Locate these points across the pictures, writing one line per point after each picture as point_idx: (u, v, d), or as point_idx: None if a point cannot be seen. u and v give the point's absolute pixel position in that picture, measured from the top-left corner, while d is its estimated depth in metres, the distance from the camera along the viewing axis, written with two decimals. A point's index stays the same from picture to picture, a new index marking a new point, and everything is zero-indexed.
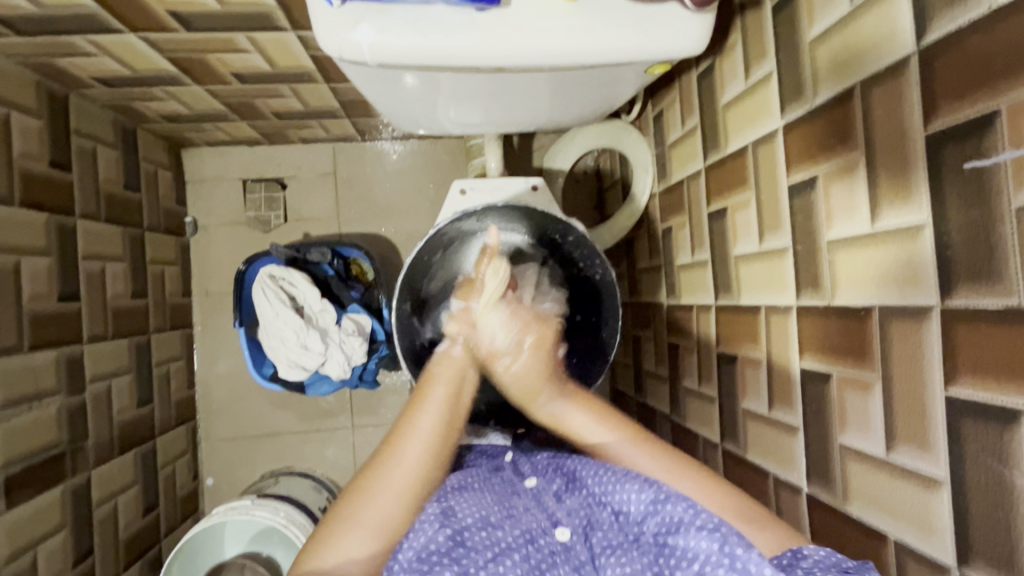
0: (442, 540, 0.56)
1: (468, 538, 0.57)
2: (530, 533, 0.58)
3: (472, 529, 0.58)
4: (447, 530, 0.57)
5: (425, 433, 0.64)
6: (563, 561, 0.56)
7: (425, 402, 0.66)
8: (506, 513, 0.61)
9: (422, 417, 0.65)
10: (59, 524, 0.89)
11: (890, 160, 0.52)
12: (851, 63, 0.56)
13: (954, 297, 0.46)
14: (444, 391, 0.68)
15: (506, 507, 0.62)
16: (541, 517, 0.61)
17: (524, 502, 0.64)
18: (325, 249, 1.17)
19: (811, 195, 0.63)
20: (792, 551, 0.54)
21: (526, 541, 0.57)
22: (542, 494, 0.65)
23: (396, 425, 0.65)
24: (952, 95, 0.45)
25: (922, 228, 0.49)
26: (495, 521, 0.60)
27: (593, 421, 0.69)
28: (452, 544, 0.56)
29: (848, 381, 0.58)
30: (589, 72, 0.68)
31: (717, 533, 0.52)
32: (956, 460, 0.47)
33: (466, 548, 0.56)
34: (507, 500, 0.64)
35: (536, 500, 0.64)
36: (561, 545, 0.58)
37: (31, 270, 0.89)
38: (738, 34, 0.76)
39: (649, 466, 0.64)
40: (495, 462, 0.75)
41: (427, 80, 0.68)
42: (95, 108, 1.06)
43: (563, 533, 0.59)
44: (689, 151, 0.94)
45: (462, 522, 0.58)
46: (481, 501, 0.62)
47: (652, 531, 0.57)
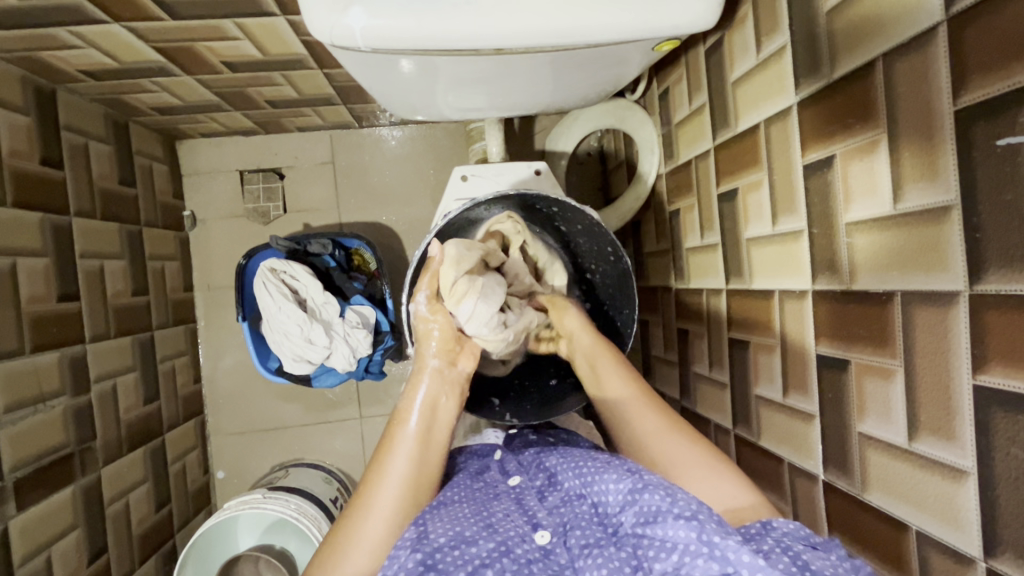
0: (413, 565, 0.54)
1: (440, 560, 0.55)
2: (506, 544, 0.57)
3: (444, 549, 0.56)
4: (418, 554, 0.55)
5: (407, 449, 0.66)
6: (541, 568, 0.55)
7: (397, 441, 0.66)
8: (484, 524, 0.60)
9: (405, 430, 0.67)
10: (71, 523, 0.89)
11: (916, 136, 0.49)
12: (872, 34, 0.53)
13: (984, 282, 0.44)
14: (415, 429, 0.66)
15: (483, 516, 0.62)
16: (521, 521, 0.62)
17: (505, 507, 0.65)
18: (325, 241, 1.14)
19: (828, 175, 0.60)
20: (762, 523, 0.54)
21: (501, 553, 0.56)
22: (525, 494, 0.67)
23: (370, 470, 0.66)
24: (984, 68, 0.42)
25: (949, 209, 0.46)
26: (469, 536, 0.58)
27: (608, 358, 0.75)
28: (422, 570, 0.53)
29: (868, 369, 0.56)
30: (594, 51, 0.65)
31: (694, 521, 0.50)
32: (983, 451, 0.45)
33: (438, 570, 0.54)
34: (487, 506, 0.65)
35: (518, 503, 0.66)
36: (540, 549, 0.58)
37: (28, 271, 0.87)
38: (748, 5, 0.72)
39: (648, 422, 0.68)
40: (483, 462, 0.77)
41: (425, 65, 0.65)
42: (84, 102, 1.03)
43: (542, 537, 0.59)
44: (697, 131, 0.91)
45: (435, 543, 0.57)
46: (457, 515, 0.62)
47: (630, 522, 0.55)
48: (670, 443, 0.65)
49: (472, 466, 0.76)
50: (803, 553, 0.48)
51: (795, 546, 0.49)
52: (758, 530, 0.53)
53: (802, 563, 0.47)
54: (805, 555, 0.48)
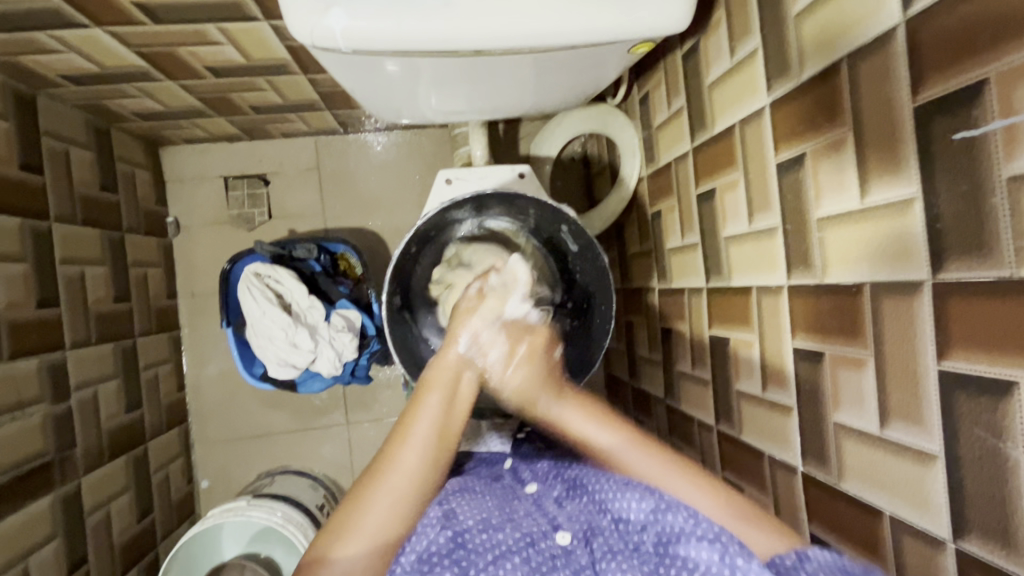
0: (442, 542, 0.58)
1: (469, 540, 0.58)
2: (531, 535, 0.59)
3: (472, 531, 0.59)
4: (448, 531, 0.59)
5: (423, 435, 0.59)
6: (564, 564, 0.57)
7: (422, 406, 0.61)
8: (507, 516, 0.62)
9: (423, 415, 0.60)
10: (49, 533, 0.88)
11: (879, 131, 0.51)
12: (837, 36, 0.55)
13: (945, 271, 0.45)
14: (440, 399, 0.61)
15: (506, 510, 0.64)
16: (542, 520, 0.63)
17: (525, 507, 0.65)
18: (311, 245, 1.15)
19: (800, 173, 0.62)
20: (796, 554, 0.53)
21: (527, 543, 0.58)
22: (542, 500, 0.67)
23: (394, 433, 0.60)
24: (939, 66, 0.44)
25: (912, 202, 0.48)
26: (495, 523, 0.61)
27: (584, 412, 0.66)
28: (453, 546, 0.57)
29: (841, 359, 0.58)
30: (572, 54, 0.66)
31: (717, 543, 0.54)
32: (949, 434, 0.46)
33: (467, 550, 0.57)
34: (508, 504, 0.65)
35: (537, 506, 0.66)
36: (562, 549, 0.59)
37: (7, 277, 0.86)
38: (722, 10, 0.75)
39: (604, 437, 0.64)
40: (496, 470, 0.75)
41: (407, 67, 0.66)
42: (65, 107, 1.03)
43: (563, 537, 0.60)
44: (676, 133, 0.93)
45: (463, 524, 0.60)
46: (482, 504, 0.64)
47: (652, 541, 0.58)
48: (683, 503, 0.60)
49: (483, 472, 0.75)
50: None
51: None
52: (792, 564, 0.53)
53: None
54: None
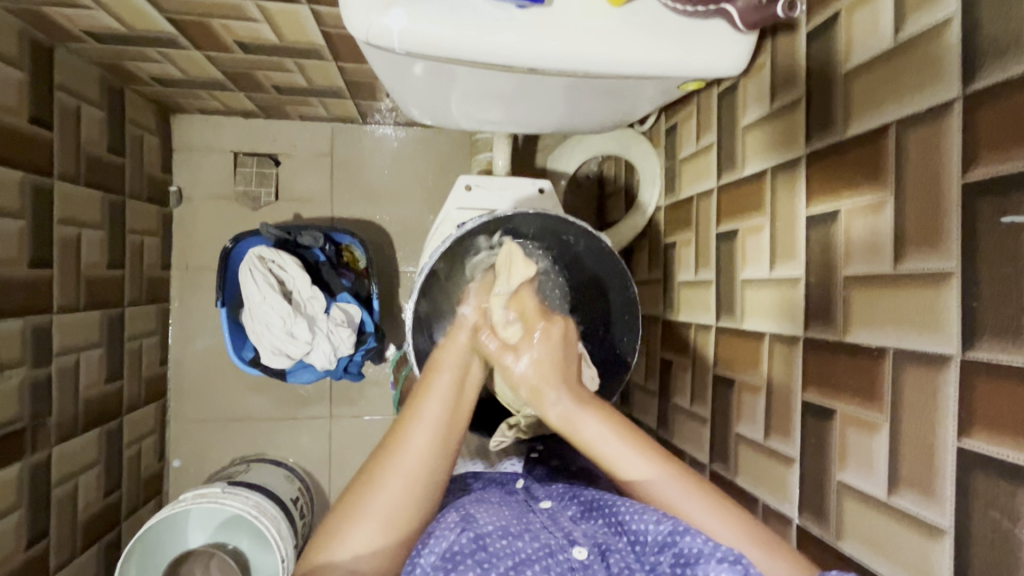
0: (464, 543, 0.52)
1: (490, 544, 0.52)
2: (549, 547, 0.53)
3: (493, 535, 0.53)
4: (469, 533, 0.53)
5: (431, 422, 0.59)
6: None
7: (428, 394, 0.60)
8: (525, 527, 0.56)
9: (429, 404, 0.60)
10: (13, 503, 0.84)
11: (921, 202, 0.51)
12: (886, 103, 0.56)
13: (976, 349, 0.46)
14: (450, 380, 0.61)
15: (523, 521, 0.58)
16: (559, 534, 0.56)
17: (541, 520, 0.59)
18: (317, 234, 1.11)
19: (831, 228, 0.62)
20: (834, 575, 0.45)
21: (547, 556, 0.52)
22: (559, 514, 0.62)
23: (403, 413, 0.60)
24: (994, 148, 0.45)
25: (949, 277, 0.48)
26: (514, 531, 0.55)
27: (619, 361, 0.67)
28: (475, 547, 0.51)
29: (853, 420, 0.58)
30: (619, 82, 0.66)
31: (739, 565, 0.47)
32: (961, 512, 0.47)
33: (489, 553, 0.51)
34: (524, 515, 0.60)
35: (552, 520, 0.60)
36: (580, 564, 0.52)
37: (2, 232, 0.82)
38: (767, 55, 0.75)
39: (629, 463, 0.58)
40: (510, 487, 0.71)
41: (448, 72, 0.65)
42: (82, 63, 0.99)
43: (580, 551, 0.53)
44: (701, 168, 0.93)
45: (483, 528, 0.54)
46: (499, 513, 0.58)
47: (668, 563, 0.51)
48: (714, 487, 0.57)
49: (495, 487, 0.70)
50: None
51: None
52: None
53: None
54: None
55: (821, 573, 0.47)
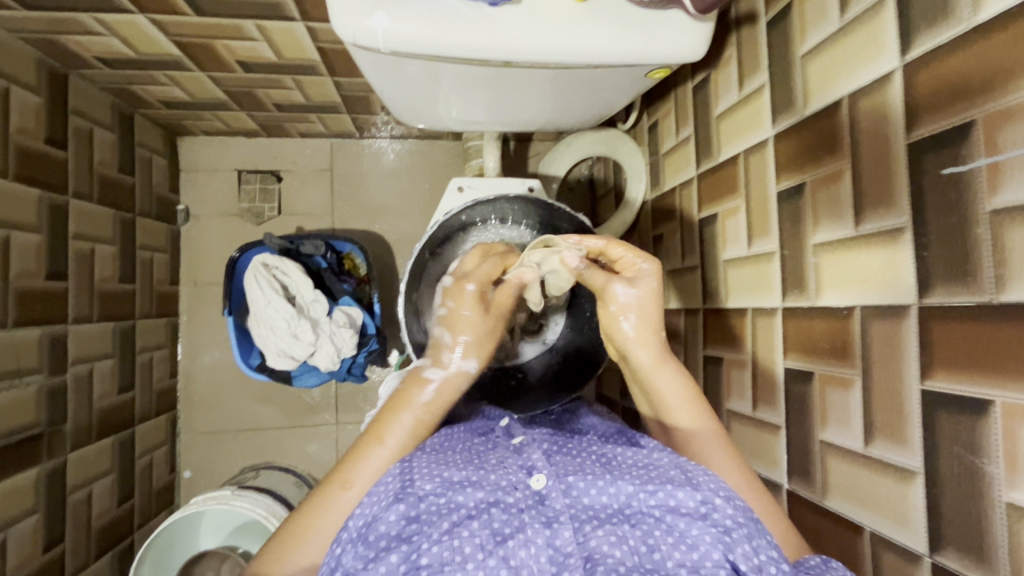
0: (393, 522, 0.52)
1: (425, 510, 0.53)
2: (496, 493, 0.54)
3: (429, 497, 0.53)
4: (400, 508, 0.53)
5: (373, 473, 0.60)
6: (532, 518, 0.53)
7: (392, 422, 0.63)
8: (476, 471, 0.56)
9: (377, 452, 0.61)
10: (31, 506, 0.87)
11: (874, 165, 0.55)
12: (838, 79, 0.60)
13: (931, 295, 0.49)
14: (410, 421, 0.63)
15: (477, 462, 0.58)
16: (516, 467, 0.58)
17: (501, 454, 0.60)
18: (319, 242, 1.16)
19: (799, 201, 0.66)
20: (821, 558, 0.52)
21: (489, 504, 0.54)
22: (526, 448, 0.61)
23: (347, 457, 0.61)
24: (932, 107, 0.48)
25: (902, 231, 0.51)
26: (458, 482, 0.55)
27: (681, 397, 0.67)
28: (406, 524, 0.52)
29: (830, 379, 0.61)
30: (592, 75, 0.70)
31: (726, 537, 0.50)
32: (929, 452, 0.49)
33: (421, 523, 0.52)
34: (483, 455, 0.60)
35: (517, 453, 0.60)
36: (535, 496, 0.55)
37: (21, 246, 0.87)
38: (733, 47, 0.80)
39: (683, 416, 0.67)
40: (488, 423, 0.69)
41: (431, 73, 0.70)
42: (94, 89, 1.06)
43: (538, 481, 0.56)
44: (682, 160, 0.97)
45: (420, 491, 0.54)
46: (450, 461, 0.58)
47: (646, 505, 0.54)
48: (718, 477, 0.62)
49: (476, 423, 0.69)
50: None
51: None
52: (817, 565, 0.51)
53: None
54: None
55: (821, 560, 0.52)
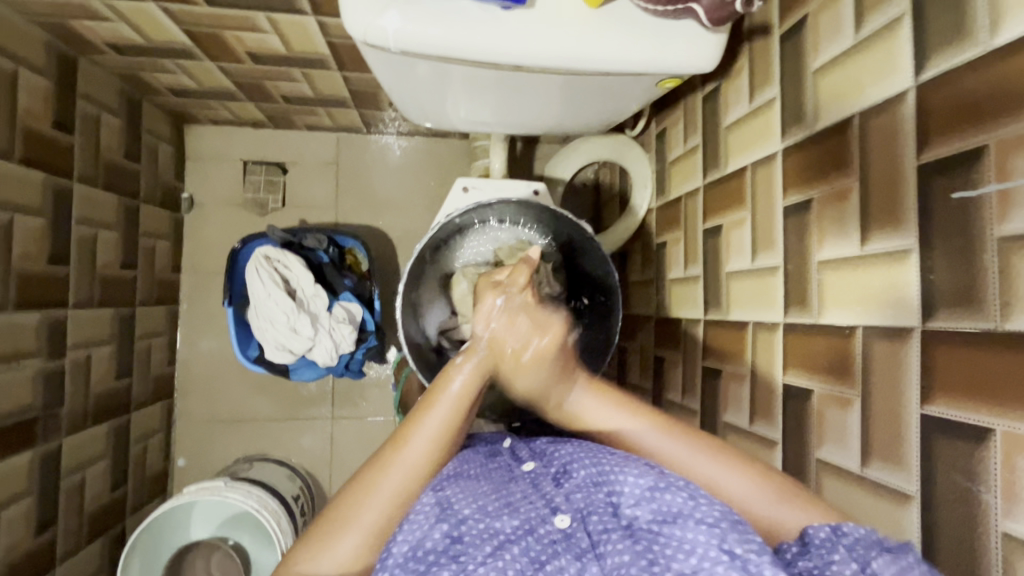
0: (438, 539, 0.49)
1: (465, 535, 0.49)
2: (529, 523, 0.50)
3: (470, 522, 0.50)
4: (443, 526, 0.49)
5: (411, 463, 0.55)
6: (565, 550, 0.47)
7: (436, 403, 0.58)
8: (504, 499, 0.53)
9: (411, 445, 0.56)
10: (24, 489, 0.87)
11: (884, 185, 0.54)
12: (850, 96, 0.59)
13: (935, 319, 0.48)
14: (444, 412, 0.57)
15: (503, 494, 0.54)
16: (540, 503, 0.52)
17: (522, 488, 0.55)
18: (322, 236, 1.16)
19: (805, 216, 0.65)
20: (829, 528, 0.48)
21: (525, 532, 0.49)
22: (541, 479, 0.56)
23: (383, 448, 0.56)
24: (944, 129, 0.48)
25: (908, 253, 0.51)
26: (492, 511, 0.51)
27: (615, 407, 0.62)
28: (449, 543, 0.49)
29: (829, 398, 0.60)
30: (602, 82, 0.70)
31: (716, 529, 0.46)
32: (926, 476, 0.49)
33: (464, 545, 0.49)
34: (504, 486, 0.55)
35: (535, 486, 0.55)
36: (561, 533, 0.49)
37: (24, 228, 0.87)
38: (745, 58, 0.79)
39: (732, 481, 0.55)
40: (492, 445, 0.65)
41: (441, 74, 0.69)
42: (103, 74, 1.05)
43: (562, 520, 0.50)
44: (689, 169, 0.96)
45: (459, 515, 0.51)
46: (477, 489, 0.54)
47: (645, 518, 0.48)
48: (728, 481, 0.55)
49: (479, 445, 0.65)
50: (874, 560, 0.44)
51: (869, 556, 0.44)
52: (824, 539, 0.47)
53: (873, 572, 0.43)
54: (875, 562, 0.44)
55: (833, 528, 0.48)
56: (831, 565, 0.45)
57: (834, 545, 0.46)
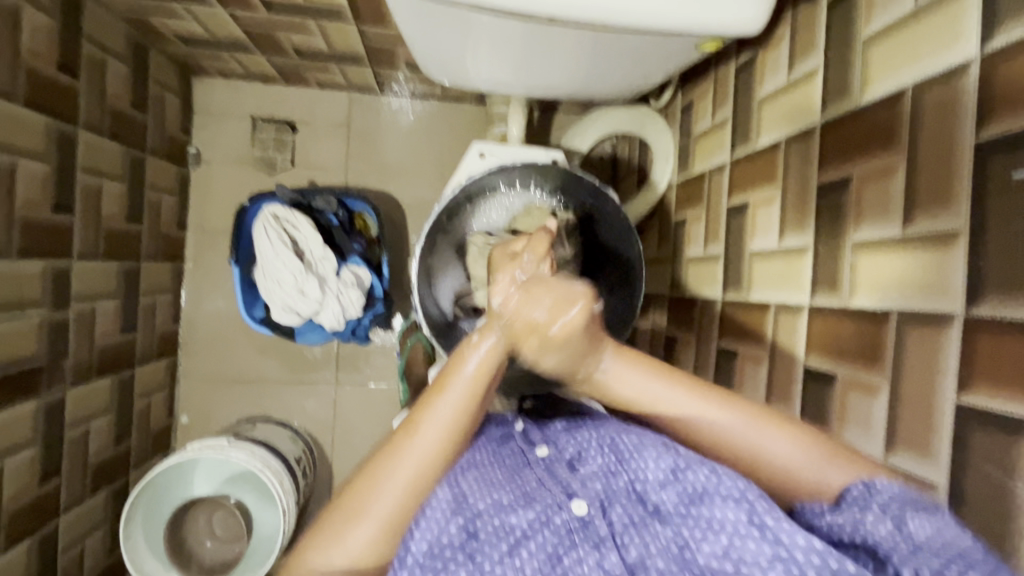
0: (454, 532, 0.50)
1: (480, 529, 0.50)
2: (543, 513, 0.50)
3: (484, 517, 0.50)
4: (460, 520, 0.51)
5: (425, 451, 0.50)
6: (581, 540, 0.48)
7: (448, 386, 0.53)
8: (519, 492, 0.53)
9: (421, 435, 0.51)
10: (29, 438, 0.86)
11: (934, 163, 0.51)
12: (903, 68, 0.56)
13: (981, 306, 0.46)
14: (455, 404, 0.52)
15: (516, 484, 0.54)
16: (555, 489, 0.53)
17: (536, 475, 0.56)
18: (330, 198, 1.14)
19: (843, 194, 0.62)
20: (862, 487, 0.47)
21: (540, 524, 0.49)
22: (554, 464, 0.58)
23: (390, 439, 0.52)
24: (1009, 105, 0.45)
25: (956, 236, 0.48)
26: (506, 505, 0.51)
27: (652, 378, 0.56)
28: (466, 538, 0.50)
29: (854, 383, 0.59)
30: (637, 41, 0.66)
31: (745, 503, 0.47)
32: (957, 468, 0.47)
33: (480, 541, 0.49)
34: (517, 475, 0.56)
35: (549, 471, 0.56)
36: (578, 520, 0.49)
37: (28, 174, 0.85)
38: (786, 26, 0.75)
39: (777, 445, 0.52)
40: (504, 429, 0.65)
41: (467, 24, 0.66)
42: (109, 17, 1.01)
43: (579, 506, 0.50)
44: (715, 144, 0.93)
45: (474, 509, 0.51)
46: (489, 479, 0.55)
47: (672, 502, 0.49)
48: (771, 445, 0.52)
49: (492, 430, 0.65)
50: (908, 517, 0.44)
51: (898, 509, 0.45)
52: (857, 496, 0.47)
53: (907, 535, 0.44)
54: (912, 522, 0.44)
55: (863, 483, 0.47)
56: (865, 522, 0.45)
57: (865, 504, 0.46)
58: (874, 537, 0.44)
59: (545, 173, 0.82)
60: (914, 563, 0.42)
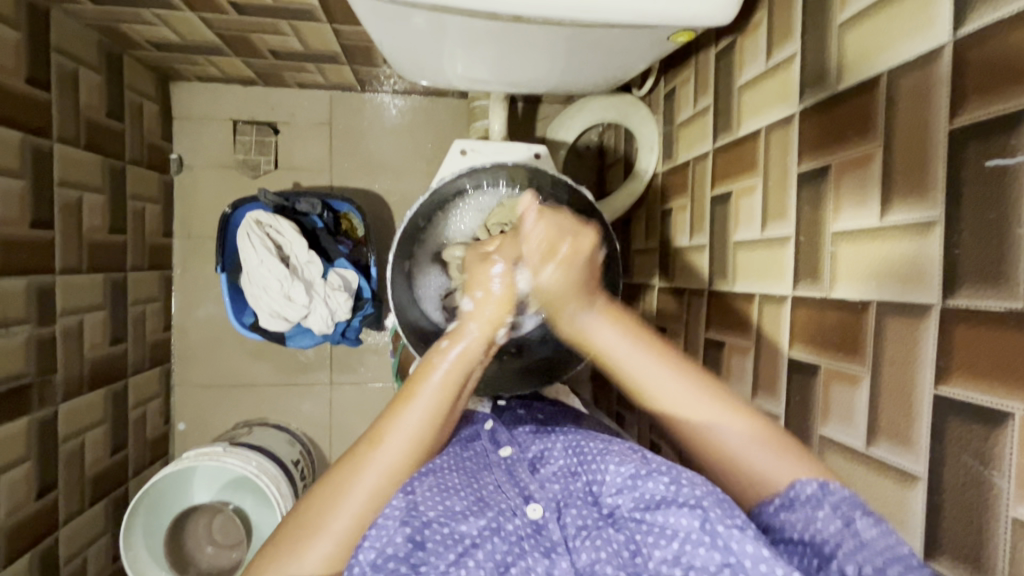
0: (400, 543, 0.48)
1: (428, 538, 0.49)
2: (497, 520, 0.50)
3: (434, 526, 0.49)
4: (407, 529, 0.49)
5: (386, 464, 0.52)
6: (532, 547, 0.49)
7: (416, 394, 0.55)
8: (475, 497, 0.53)
9: (385, 446, 0.53)
10: (23, 454, 0.87)
11: (909, 152, 0.50)
12: (878, 54, 0.55)
13: (957, 296, 0.46)
14: (420, 417, 0.55)
15: (474, 488, 0.54)
16: (512, 493, 0.54)
17: (496, 477, 0.57)
18: (315, 201, 1.11)
19: (822, 183, 0.61)
20: (815, 485, 0.48)
21: (492, 532, 0.49)
22: (516, 466, 0.59)
23: (355, 447, 0.54)
24: (982, 92, 0.44)
25: (933, 225, 0.48)
26: (460, 510, 0.51)
27: (628, 340, 0.59)
28: (412, 548, 0.48)
29: (836, 374, 0.58)
30: (610, 35, 0.65)
31: (699, 510, 0.46)
32: (936, 458, 0.47)
33: (427, 551, 0.48)
34: (476, 476, 0.56)
35: (509, 473, 0.58)
36: (532, 525, 0.51)
37: (4, 191, 0.84)
38: (764, 12, 0.74)
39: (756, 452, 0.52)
40: (472, 429, 0.66)
41: (436, 24, 0.64)
42: (79, 26, 1.00)
43: (535, 510, 0.52)
44: (698, 132, 0.92)
45: (424, 516, 0.50)
46: (447, 482, 0.53)
47: (627, 507, 0.50)
48: (721, 428, 0.53)
49: (461, 430, 0.65)
50: (858, 517, 0.45)
51: (852, 512, 0.45)
52: (810, 496, 0.48)
53: (854, 529, 0.45)
54: (859, 522, 0.45)
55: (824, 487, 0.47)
56: (815, 521, 0.46)
57: (821, 501, 0.47)
58: (821, 534, 0.45)
59: (515, 173, 0.81)
60: (856, 560, 0.43)
